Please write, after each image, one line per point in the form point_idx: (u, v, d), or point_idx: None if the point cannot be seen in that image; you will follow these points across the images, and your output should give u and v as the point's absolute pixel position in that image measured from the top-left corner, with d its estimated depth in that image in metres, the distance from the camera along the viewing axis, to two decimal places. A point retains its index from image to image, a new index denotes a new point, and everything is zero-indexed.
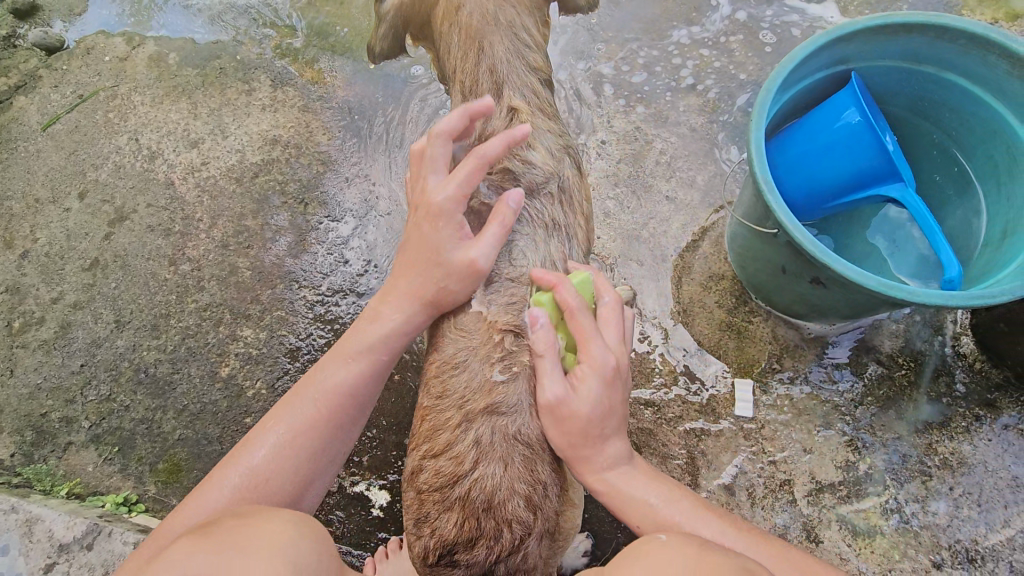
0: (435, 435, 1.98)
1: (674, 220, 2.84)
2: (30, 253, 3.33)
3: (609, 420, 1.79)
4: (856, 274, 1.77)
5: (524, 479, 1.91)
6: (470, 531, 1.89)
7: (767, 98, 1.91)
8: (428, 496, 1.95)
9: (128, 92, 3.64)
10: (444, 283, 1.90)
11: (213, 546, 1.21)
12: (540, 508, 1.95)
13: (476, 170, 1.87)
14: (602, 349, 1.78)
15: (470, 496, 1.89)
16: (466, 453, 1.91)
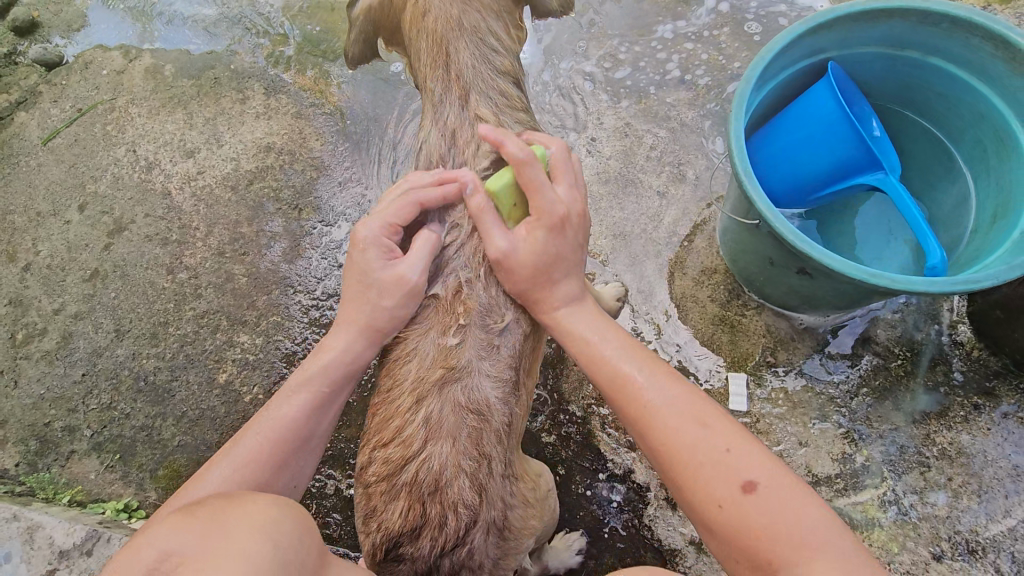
0: (384, 425, 2.02)
1: (665, 216, 2.82)
2: (32, 266, 3.38)
3: (560, 266, 1.89)
4: (837, 262, 1.76)
5: (471, 456, 1.94)
6: (414, 519, 1.91)
7: (746, 88, 1.91)
8: (377, 487, 1.97)
9: (125, 104, 3.69)
10: (379, 304, 1.95)
11: (197, 523, 1.11)
12: (486, 491, 1.96)
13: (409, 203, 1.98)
14: (553, 198, 1.86)
15: (417, 480, 1.92)
16: (414, 435, 1.95)
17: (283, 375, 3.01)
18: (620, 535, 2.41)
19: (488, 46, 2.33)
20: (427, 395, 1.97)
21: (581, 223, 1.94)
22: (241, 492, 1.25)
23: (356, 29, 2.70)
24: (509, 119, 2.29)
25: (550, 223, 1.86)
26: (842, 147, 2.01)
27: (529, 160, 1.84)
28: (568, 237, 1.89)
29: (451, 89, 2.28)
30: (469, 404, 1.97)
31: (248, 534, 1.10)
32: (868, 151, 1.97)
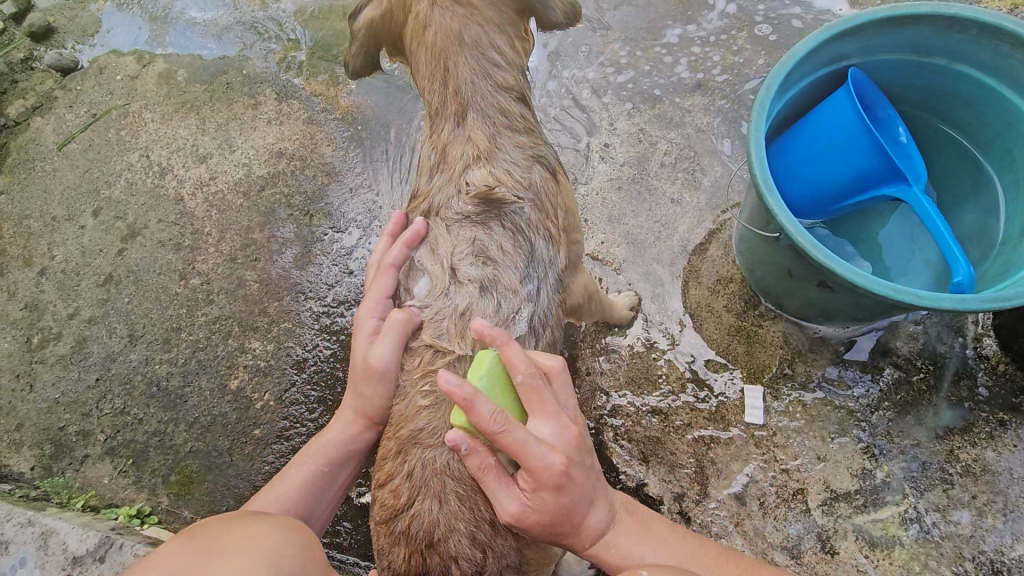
0: (379, 468, 1.97)
1: (680, 223, 2.78)
2: (48, 270, 3.41)
3: (578, 509, 1.68)
4: (860, 278, 1.71)
5: (466, 517, 1.87)
6: (416, 566, 1.88)
7: (767, 95, 1.86)
8: (378, 529, 1.94)
9: (139, 109, 3.71)
10: (362, 391, 2.03)
11: (197, 547, 1.22)
12: (490, 546, 1.89)
13: (381, 279, 2.16)
14: (541, 452, 1.61)
15: (411, 533, 1.87)
16: (403, 487, 1.89)
17: (294, 382, 3.01)
18: None
19: (490, 61, 2.27)
20: (410, 450, 1.91)
21: (580, 457, 1.69)
22: (241, 522, 1.37)
23: (357, 42, 2.56)
24: (506, 142, 2.31)
25: (551, 491, 1.63)
26: (863, 157, 1.96)
27: (505, 428, 1.59)
28: (580, 484, 1.68)
29: (462, 96, 2.25)
30: (458, 472, 1.87)
31: (249, 560, 1.19)
32: (891, 162, 1.92)
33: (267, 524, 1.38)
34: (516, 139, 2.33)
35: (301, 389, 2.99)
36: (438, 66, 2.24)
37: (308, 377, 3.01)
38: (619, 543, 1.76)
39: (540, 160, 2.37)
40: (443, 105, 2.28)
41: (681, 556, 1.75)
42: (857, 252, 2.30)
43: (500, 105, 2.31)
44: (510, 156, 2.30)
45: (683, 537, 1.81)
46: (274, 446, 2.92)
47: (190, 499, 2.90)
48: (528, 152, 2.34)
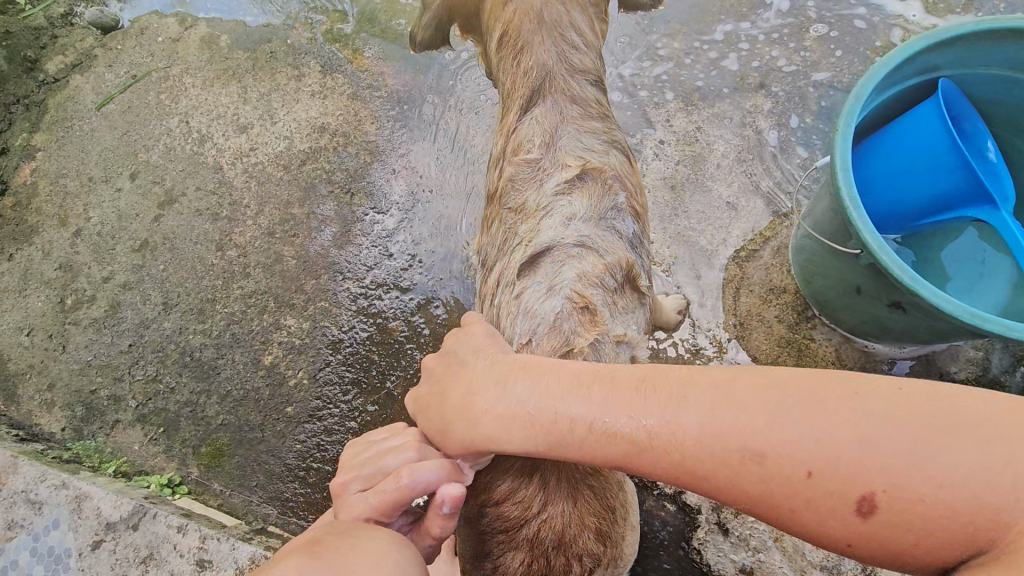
0: (495, 481, 1.93)
1: (734, 228, 2.71)
2: (83, 232, 3.39)
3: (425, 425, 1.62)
4: (943, 302, 1.63)
5: (595, 512, 1.90)
6: (539, 569, 1.87)
7: (856, 104, 1.78)
8: (494, 536, 1.92)
9: (180, 73, 3.65)
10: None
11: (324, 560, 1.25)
12: (610, 538, 1.94)
13: (393, 509, 1.49)
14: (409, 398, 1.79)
15: (539, 537, 1.86)
16: (530, 493, 1.88)
17: (328, 362, 2.99)
18: (668, 558, 2.34)
19: (567, 43, 2.28)
20: (540, 457, 1.88)
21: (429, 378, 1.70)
22: (351, 533, 1.40)
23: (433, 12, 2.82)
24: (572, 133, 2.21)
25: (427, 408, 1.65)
26: (947, 176, 1.88)
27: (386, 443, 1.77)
28: (429, 417, 1.60)
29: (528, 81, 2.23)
30: (587, 465, 1.91)
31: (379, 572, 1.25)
32: (977, 182, 1.83)
33: (379, 533, 1.43)
34: (586, 124, 2.23)
35: (336, 370, 2.97)
36: (518, 56, 2.28)
37: (343, 358, 2.99)
38: (508, 417, 1.38)
39: (615, 143, 2.30)
40: (514, 87, 2.28)
41: (589, 402, 1.30)
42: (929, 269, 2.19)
43: (572, 93, 2.24)
44: (579, 136, 2.19)
45: (606, 367, 1.36)
46: (306, 425, 2.91)
47: (220, 471, 2.90)
48: (602, 136, 2.25)
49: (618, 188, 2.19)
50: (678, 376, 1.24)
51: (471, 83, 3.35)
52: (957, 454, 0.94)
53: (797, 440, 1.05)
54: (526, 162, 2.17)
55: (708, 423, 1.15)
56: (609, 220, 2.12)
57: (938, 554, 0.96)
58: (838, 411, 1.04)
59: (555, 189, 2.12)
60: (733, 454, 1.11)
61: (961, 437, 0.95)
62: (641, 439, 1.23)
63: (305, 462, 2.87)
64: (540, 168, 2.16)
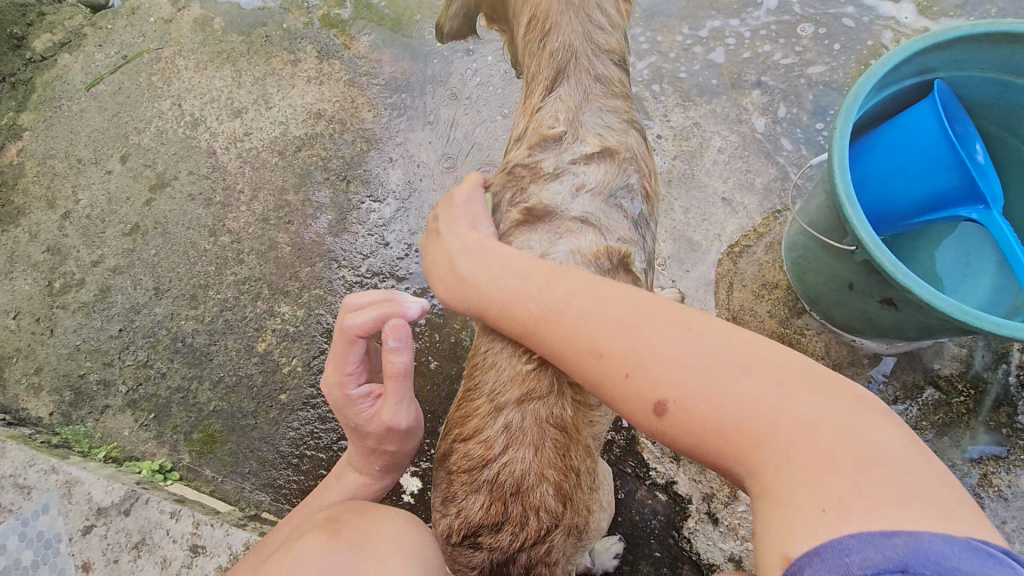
0: (464, 422, 2.03)
1: (729, 223, 2.74)
2: (72, 214, 3.33)
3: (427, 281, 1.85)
4: (937, 299, 1.67)
5: (556, 466, 1.89)
6: (495, 513, 1.90)
7: (854, 103, 1.81)
8: (458, 476, 1.98)
9: (172, 55, 3.59)
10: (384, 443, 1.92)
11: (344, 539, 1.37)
12: (572, 498, 1.93)
13: (348, 347, 1.78)
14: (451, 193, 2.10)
15: (499, 480, 1.89)
16: (494, 437, 1.92)
17: (323, 350, 2.98)
18: (658, 546, 2.40)
19: (592, 23, 2.22)
20: (508, 402, 1.93)
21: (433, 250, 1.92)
22: (374, 515, 1.50)
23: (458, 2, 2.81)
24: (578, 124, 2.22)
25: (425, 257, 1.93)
26: (942, 176, 1.93)
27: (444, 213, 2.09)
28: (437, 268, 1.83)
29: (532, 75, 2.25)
30: (551, 418, 1.91)
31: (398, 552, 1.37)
32: (971, 182, 1.88)
33: (390, 515, 1.56)
34: (609, 102, 2.24)
35: None
36: (545, 38, 2.22)
37: None
38: (484, 277, 1.65)
39: (636, 124, 2.30)
40: (539, 68, 2.24)
41: (542, 291, 1.48)
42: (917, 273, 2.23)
43: (598, 72, 2.23)
44: (602, 113, 2.21)
45: (542, 275, 1.54)
46: (300, 412, 2.91)
47: (212, 457, 2.89)
48: (622, 116, 2.25)
49: (632, 170, 2.21)
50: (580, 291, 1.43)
51: (470, 71, 3.33)
52: (749, 390, 1.08)
53: (637, 345, 1.24)
54: (547, 136, 2.16)
55: (593, 321, 1.34)
56: (616, 199, 2.15)
57: (699, 455, 1.14)
58: (682, 334, 1.21)
59: (572, 159, 2.14)
60: (586, 352, 1.32)
61: (757, 381, 1.09)
62: (530, 326, 1.47)
63: (298, 449, 2.87)
64: (561, 141, 2.16)
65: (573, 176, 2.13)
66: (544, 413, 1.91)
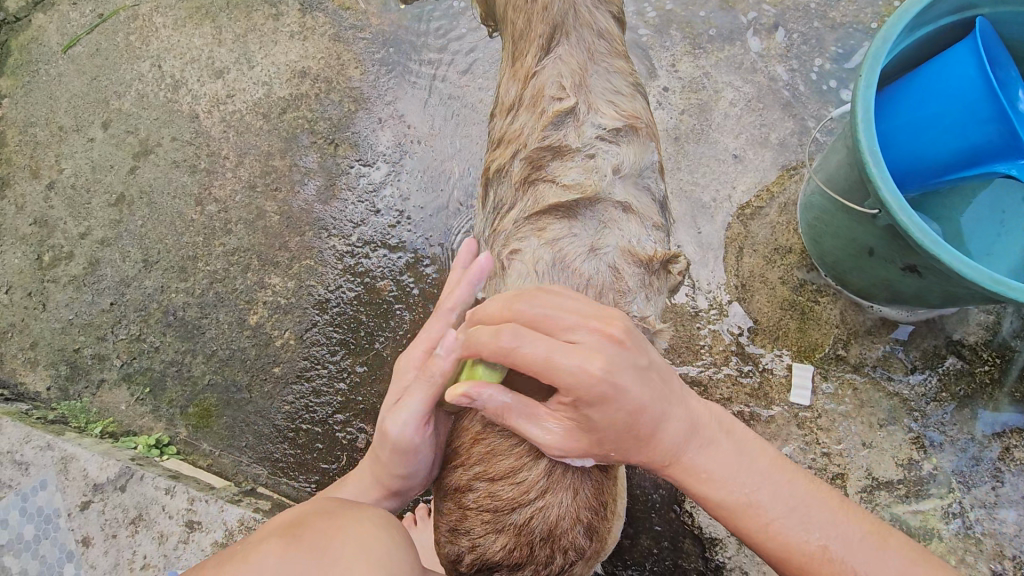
0: (492, 459, 1.78)
1: (740, 182, 2.55)
2: (56, 184, 3.22)
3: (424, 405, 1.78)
4: (965, 268, 1.52)
5: (590, 508, 1.74)
6: (519, 556, 1.68)
7: (883, 47, 1.61)
8: (476, 513, 1.75)
9: (150, 12, 3.37)
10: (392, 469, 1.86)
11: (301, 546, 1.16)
12: (598, 534, 1.78)
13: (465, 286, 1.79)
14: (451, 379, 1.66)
15: (529, 524, 1.69)
16: (532, 477, 1.72)
17: (316, 322, 2.90)
18: (659, 519, 2.33)
19: None
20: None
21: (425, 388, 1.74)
22: (344, 515, 1.30)
23: None
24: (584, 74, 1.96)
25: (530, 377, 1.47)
26: (979, 129, 1.71)
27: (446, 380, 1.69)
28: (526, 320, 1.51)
29: (518, 33, 2.00)
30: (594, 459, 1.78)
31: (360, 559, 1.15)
32: (1012, 135, 1.65)
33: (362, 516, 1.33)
34: (614, 63, 2.01)
35: (323, 331, 2.89)
36: None
37: (330, 318, 2.89)
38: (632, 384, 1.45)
39: (640, 89, 2.08)
40: (530, 26, 1.96)
41: (760, 479, 1.53)
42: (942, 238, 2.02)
43: (600, 27, 1.99)
44: (608, 76, 1.98)
45: (756, 459, 1.57)
46: (294, 386, 2.85)
47: (209, 432, 2.86)
48: (627, 77, 2.05)
49: (652, 145, 2.04)
50: (774, 488, 1.51)
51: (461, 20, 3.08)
52: None
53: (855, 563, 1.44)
54: (559, 111, 1.88)
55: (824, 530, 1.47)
56: (643, 179, 1.98)
57: None
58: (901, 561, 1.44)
59: (595, 135, 1.88)
60: (813, 554, 1.46)
61: None
62: (747, 513, 1.51)
63: (294, 423, 2.83)
64: (575, 114, 1.89)
65: (602, 152, 1.88)
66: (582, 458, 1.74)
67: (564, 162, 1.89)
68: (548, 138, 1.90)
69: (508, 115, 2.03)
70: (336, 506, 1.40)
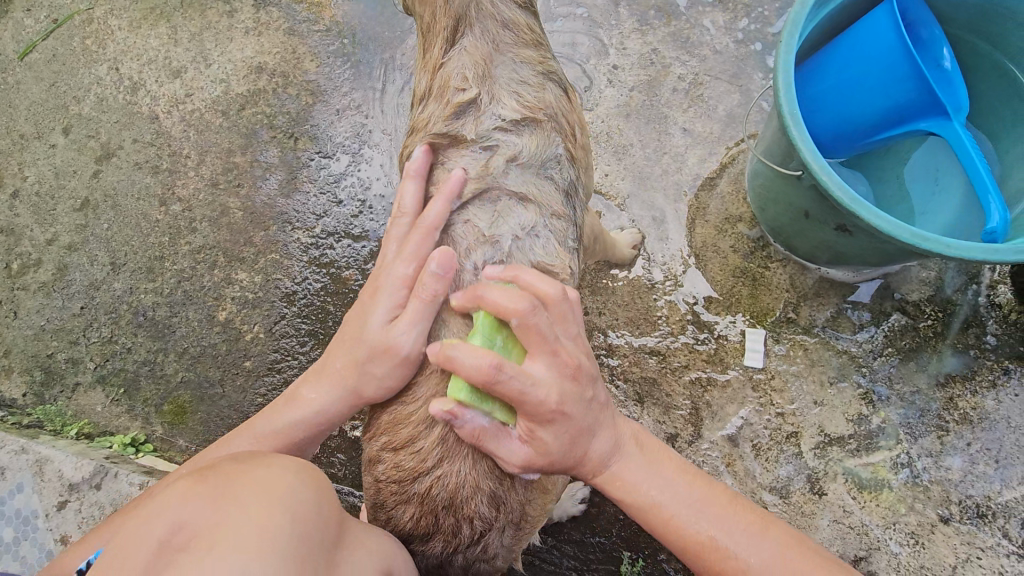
0: (394, 428, 1.82)
1: (691, 154, 2.60)
2: (21, 192, 3.23)
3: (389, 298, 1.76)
4: (887, 223, 1.58)
5: (490, 476, 1.75)
6: (427, 525, 1.80)
7: (801, 13, 1.68)
8: (386, 486, 1.83)
9: (104, 15, 3.35)
10: (366, 368, 1.74)
11: (210, 491, 1.16)
12: (504, 502, 1.80)
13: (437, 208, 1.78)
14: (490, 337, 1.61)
15: (431, 494, 1.76)
16: (429, 449, 1.75)
17: (283, 315, 2.94)
18: None
19: None
20: None
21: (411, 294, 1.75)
22: (255, 461, 1.30)
23: None
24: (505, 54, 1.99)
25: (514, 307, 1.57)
26: (899, 87, 1.79)
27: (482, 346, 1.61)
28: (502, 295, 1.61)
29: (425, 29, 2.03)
30: None
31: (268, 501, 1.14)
32: (930, 92, 1.75)
33: (288, 462, 1.32)
34: (522, 53, 2.02)
35: (291, 323, 2.93)
36: None
37: (298, 310, 2.93)
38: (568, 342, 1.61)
39: (552, 76, 2.09)
40: (434, 19, 2.00)
41: (664, 482, 1.57)
42: (882, 204, 2.10)
43: (504, 18, 2.01)
44: (514, 66, 1.99)
45: (671, 465, 1.62)
46: (265, 378, 2.90)
47: (184, 428, 2.90)
48: (536, 67, 2.04)
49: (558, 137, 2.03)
50: (674, 490, 1.56)
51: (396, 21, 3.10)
52: None
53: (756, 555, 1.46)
54: (460, 101, 1.93)
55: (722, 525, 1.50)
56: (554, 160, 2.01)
57: None
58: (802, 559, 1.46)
59: (493, 129, 1.91)
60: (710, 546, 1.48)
61: None
62: (647, 504, 1.56)
63: None
64: (476, 104, 1.93)
65: (499, 144, 1.91)
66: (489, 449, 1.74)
67: (460, 150, 1.91)
68: (450, 126, 1.93)
69: (420, 105, 2.07)
70: (254, 455, 1.38)
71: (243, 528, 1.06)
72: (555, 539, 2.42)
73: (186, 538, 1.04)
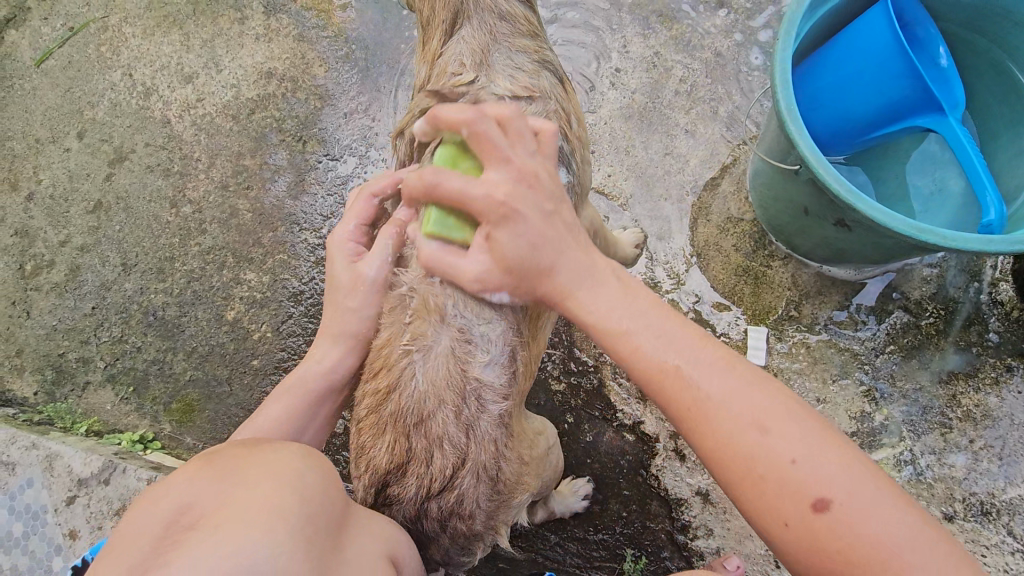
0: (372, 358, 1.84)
1: (693, 156, 2.63)
2: (36, 195, 3.29)
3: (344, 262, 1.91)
4: (885, 216, 1.61)
5: (455, 390, 1.76)
6: (400, 455, 1.78)
7: (797, 12, 1.72)
8: (364, 423, 1.84)
9: (119, 23, 3.43)
10: (342, 309, 1.86)
11: (216, 472, 1.15)
12: (474, 428, 1.78)
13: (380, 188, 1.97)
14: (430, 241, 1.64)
15: (400, 412, 1.77)
16: (402, 371, 1.77)
17: (290, 314, 2.98)
18: (627, 483, 2.42)
19: None
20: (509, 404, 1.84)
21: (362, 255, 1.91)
22: (259, 447, 1.29)
23: None
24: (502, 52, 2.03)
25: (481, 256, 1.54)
26: (894, 83, 1.84)
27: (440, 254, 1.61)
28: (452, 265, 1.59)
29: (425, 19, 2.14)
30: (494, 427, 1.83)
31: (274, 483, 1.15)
32: (925, 89, 1.80)
33: (291, 447, 1.33)
34: (518, 42, 2.07)
35: (298, 322, 2.97)
36: None
37: (305, 309, 2.97)
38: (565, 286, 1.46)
39: (547, 65, 2.13)
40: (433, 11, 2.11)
41: (665, 336, 1.36)
42: (882, 201, 2.12)
43: (501, 10, 2.07)
44: (511, 54, 2.04)
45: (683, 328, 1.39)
46: (272, 377, 2.93)
47: (192, 426, 2.94)
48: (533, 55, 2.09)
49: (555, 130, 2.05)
50: (678, 343, 1.35)
51: (402, 28, 3.17)
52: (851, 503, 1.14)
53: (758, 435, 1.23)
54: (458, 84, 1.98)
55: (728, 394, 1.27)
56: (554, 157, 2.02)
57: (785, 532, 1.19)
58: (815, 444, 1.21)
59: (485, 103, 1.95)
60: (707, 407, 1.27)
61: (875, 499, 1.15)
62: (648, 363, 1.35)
63: None
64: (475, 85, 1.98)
65: None
66: (493, 422, 1.82)
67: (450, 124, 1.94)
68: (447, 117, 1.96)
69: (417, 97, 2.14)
70: (257, 441, 1.39)
71: (248, 509, 1.07)
72: (558, 536, 2.44)
73: (193, 518, 1.05)
